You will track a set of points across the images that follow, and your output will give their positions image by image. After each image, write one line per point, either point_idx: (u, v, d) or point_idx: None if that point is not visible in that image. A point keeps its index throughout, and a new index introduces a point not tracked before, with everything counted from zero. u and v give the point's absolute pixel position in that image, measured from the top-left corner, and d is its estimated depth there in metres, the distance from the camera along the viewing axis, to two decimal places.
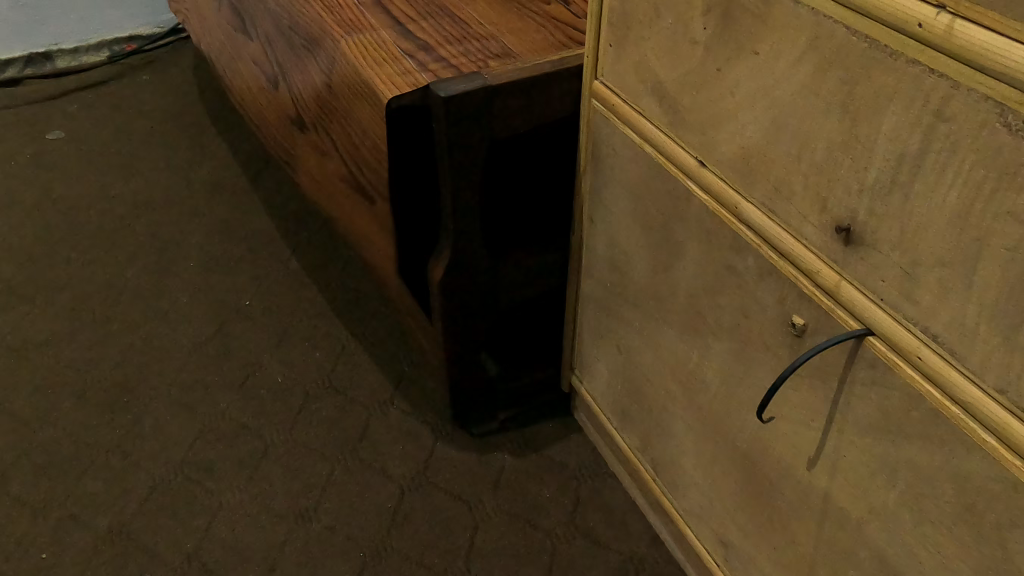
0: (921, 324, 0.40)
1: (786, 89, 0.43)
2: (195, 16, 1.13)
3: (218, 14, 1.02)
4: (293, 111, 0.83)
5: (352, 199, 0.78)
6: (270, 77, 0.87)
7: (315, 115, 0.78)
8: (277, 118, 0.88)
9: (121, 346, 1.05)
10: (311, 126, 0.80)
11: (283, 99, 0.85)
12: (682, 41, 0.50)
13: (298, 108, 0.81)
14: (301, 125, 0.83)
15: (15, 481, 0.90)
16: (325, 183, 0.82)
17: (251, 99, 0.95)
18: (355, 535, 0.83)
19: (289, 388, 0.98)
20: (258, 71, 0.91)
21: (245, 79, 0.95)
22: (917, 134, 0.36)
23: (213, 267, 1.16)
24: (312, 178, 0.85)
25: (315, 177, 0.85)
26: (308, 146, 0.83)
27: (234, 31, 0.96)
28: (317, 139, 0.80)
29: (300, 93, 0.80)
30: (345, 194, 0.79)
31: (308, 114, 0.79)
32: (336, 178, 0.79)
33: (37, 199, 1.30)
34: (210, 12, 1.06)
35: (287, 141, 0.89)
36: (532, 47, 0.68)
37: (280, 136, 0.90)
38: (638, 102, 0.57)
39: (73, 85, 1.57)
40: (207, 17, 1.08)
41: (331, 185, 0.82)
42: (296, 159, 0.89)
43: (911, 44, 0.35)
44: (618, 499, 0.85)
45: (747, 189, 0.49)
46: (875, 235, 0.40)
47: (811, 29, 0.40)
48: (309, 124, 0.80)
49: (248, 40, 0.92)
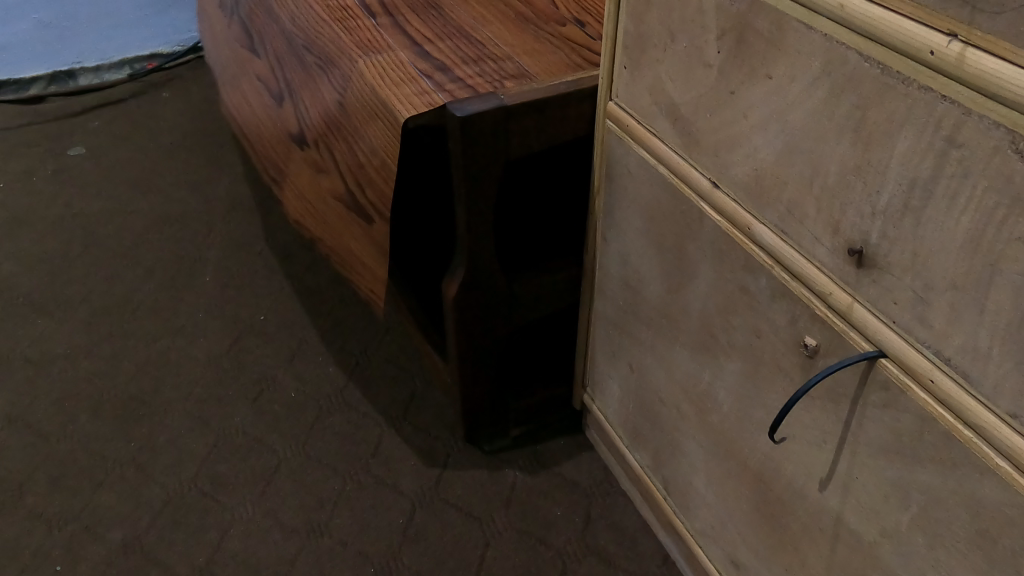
0: (934, 346, 0.40)
1: (799, 113, 0.43)
2: (206, 33, 1.15)
3: (230, 34, 1.03)
4: (298, 131, 0.84)
5: (344, 220, 0.79)
6: (276, 95, 0.88)
7: (322, 135, 0.79)
8: (278, 137, 0.89)
9: (138, 360, 1.06)
10: (314, 145, 0.82)
11: (289, 119, 0.86)
12: (696, 64, 0.50)
13: (304, 128, 0.83)
14: (304, 145, 0.84)
15: (31, 493, 0.91)
16: (318, 203, 0.83)
17: (250, 115, 0.96)
18: (366, 550, 0.83)
19: (302, 403, 0.99)
20: (263, 91, 0.92)
21: (249, 99, 0.96)
22: (929, 159, 0.36)
23: (230, 282, 1.17)
24: (304, 198, 0.86)
25: (307, 198, 0.85)
26: (307, 165, 0.84)
27: (245, 48, 0.97)
28: (319, 158, 0.81)
29: (308, 112, 0.81)
30: (338, 213, 0.79)
31: (313, 133, 0.80)
32: (332, 198, 0.80)
33: (58, 214, 1.32)
34: (220, 29, 1.07)
35: (281, 160, 0.90)
36: (548, 68, 0.69)
37: (275, 155, 0.91)
38: (652, 123, 0.57)
39: (95, 101, 1.60)
40: (217, 35, 1.08)
41: (323, 206, 0.82)
42: (289, 181, 0.89)
43: (923, 70, 0.35)
44: (629, 518, 0.85)
45: (760, 210, 0.49)
46: (887, 258, 0.41)
47: (824, 55, 0.40)
48: (314, 143, 0.81)
49: (257, 60, 0.94)
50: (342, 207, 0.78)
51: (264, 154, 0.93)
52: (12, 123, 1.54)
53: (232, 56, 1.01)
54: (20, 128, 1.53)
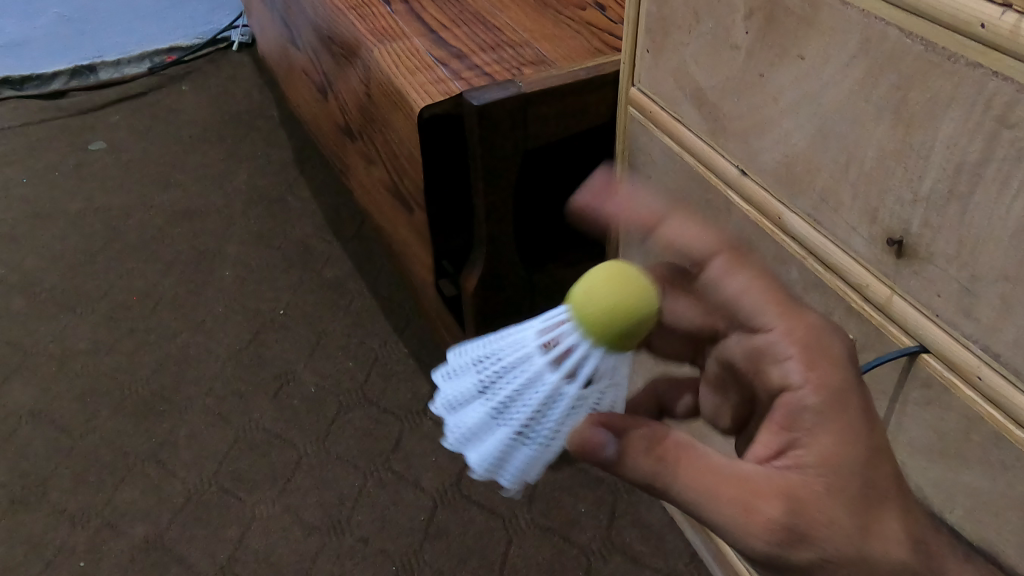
0: (981, 342, 0.38)
1: (832, 95, 0.40)
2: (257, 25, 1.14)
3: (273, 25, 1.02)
4: (343, 121, 0.83)
5: (395, 209, 0.78)
6: (319, 85, 0.87)
7: (360, 125, 0.77)
8: (330, 126, 0.89)
9: (158, 354, 1.06)
10: (356, 136, 0.80)
11: (333, 109, 0.85)
12: (722, 46, 0.48)
13: (346, 118, 0.81)
14: (350, 135, 0.83)
15: (54, 489, 0.91)
16: (375, 192, 0.82)
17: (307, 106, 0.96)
18: (387, 547, 0.82)
19: (323, 397, 0.98)
20: (308, 80, 0.91)
21: (301, 85, 0.96)
22: (978, 141, 0.34)
23: (250, 276, 1.17)
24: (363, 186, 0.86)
25: (366, 187, 0.84)
26: (357, 155, 0.83)
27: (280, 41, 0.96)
28: (363, 148, 0.79)
29: (344, 101, 0.80)
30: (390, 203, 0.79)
31: (353, 123, 0.79)
32: (382, 188, 0.79)
33: (79, 209, 1.32)
34: (264, 19, 1.06)
35: (338, 148, 0.89)
36: (567, 53, 0.67)
37: (334, 143, 0.91)
38: (676, 109, 0.55)
39: (114, 95, 1.60)
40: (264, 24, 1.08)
41: (378, 195, 0.82)
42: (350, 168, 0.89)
43: (973, 46, 0.32)
44: (654, 515, 0.84)
45: (791, 199, 0.47)
46: (930, 247, 0.38)
47: (862, 31, 0.37)
48: (355, 132, 0.80)
49: (296, 50, 0.93)
50: (392, 197, 0.77)
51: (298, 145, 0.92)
52: (34, 117, 1.55)
53: (277, 49, 1.01)
54: (42, 123, 1.53)
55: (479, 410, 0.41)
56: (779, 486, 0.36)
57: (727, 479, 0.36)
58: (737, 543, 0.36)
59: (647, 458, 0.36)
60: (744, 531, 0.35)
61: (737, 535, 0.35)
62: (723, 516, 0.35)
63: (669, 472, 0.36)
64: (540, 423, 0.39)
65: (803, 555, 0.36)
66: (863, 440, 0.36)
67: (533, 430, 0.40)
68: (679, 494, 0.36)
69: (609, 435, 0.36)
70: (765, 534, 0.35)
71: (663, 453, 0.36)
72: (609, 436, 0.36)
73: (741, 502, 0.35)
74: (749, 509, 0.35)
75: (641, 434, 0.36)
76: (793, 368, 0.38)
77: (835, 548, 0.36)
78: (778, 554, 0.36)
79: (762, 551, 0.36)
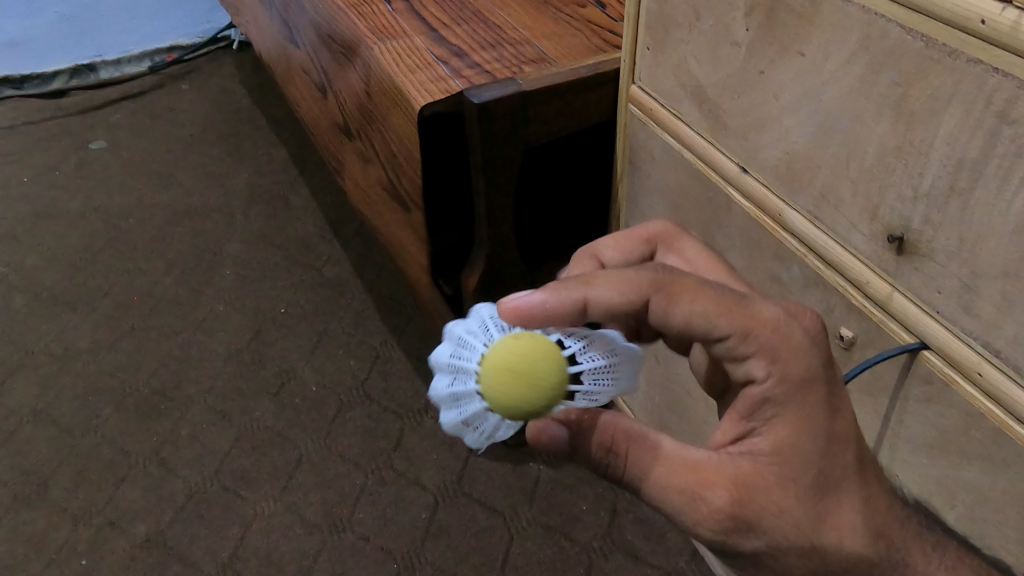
0: (982, 338, 0.38)
1: (833, 92, 0.40)
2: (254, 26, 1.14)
3: (270, 24, 1.02)
4: (340, 119, 0.83)
5: (391, 207, 0.78)
6: (317, 84, 0.87)
7: (358, 124, 0.77)
8: (327, 125, 0.89)
9: (159, 353, 1.06)
10: (354, 134, 0.80)
11: (331, 108, 0.85)
12: (722, 43, 0.48)
13: (344, 116, 0.81)
14: (347, 133, 0.82)
15: (56, 488, 0.91)
16: (371, 190, 0.82)
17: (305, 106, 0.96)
18: (388, 545, 0.82)
19: (324, 396, 0.98)
20: (306, 79, 0.91)
21: (299, 85, 0.95)
22: (978, 138, 0.34)
23: (251, 275, 1.17)
24: (357, 185, 0.85)
25: (361, 185, 0.84)
26: (353, 154, 0.83)
27: (281, 39, 0.96)
28: (360, 146, 0.79)
29: (343, 100, 0.80)
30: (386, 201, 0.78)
31: (351, 121, 0.79)
32: (379, 186, 0.79)
33: (80, 208, 1.32)
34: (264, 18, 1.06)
35: (335, 148, 0.89)
36: (568, 51, 0.67)
37: (331, 142, 0.91)
38: (677, 106, 0.55)
39: (115, 95, 1.59)
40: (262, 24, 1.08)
41: (374, 194, 0.82)
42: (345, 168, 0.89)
43: (973, 42, 0.32)
44: (656, 512, 0.84)
45: (792, 196, 0.47)
46: (931, 244, 0.38)
47: (862, 28, 0.37)
48: (353, 131, 0.80)
49: (295, 49, 0.93)
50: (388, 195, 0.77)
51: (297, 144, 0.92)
52: (34, 116, 1.55)
53: (275, 49, 1.00)
54: (43, 122, 1.53)
55: (445, 383, 0.41)
56: (725, 476, 0.37)
57: (671, 472, 0.38)
58: (687, 527, 0.38)
59: (595, 450, 0.39)
60: (689, 519, 0.38)
61: (683, 521, 0.38)
62: (669, 504, 0.38)
63: (619, 462, 0.39)
64: (483, 420, 0.40)
65: (754, 538, 0.38)
66: (814, 436, 0.37)
67: (477, 423, 0.41)
68: (631, 479, 0.39)
69: (562, 424, 0.39)
70: (708, 523, 0.38)
71: (610, 446, 0.39)
72: (561, 424, 0.39)
73: (686, 492, 0.38)
74: (693, 502, 0.38)
75: (591, 428, 0.39)
76: (755, 365, 0.37)
77: (787, 532, 0.37)
78: (727, 537, 0.38)
79: (711, 535, 0.38)
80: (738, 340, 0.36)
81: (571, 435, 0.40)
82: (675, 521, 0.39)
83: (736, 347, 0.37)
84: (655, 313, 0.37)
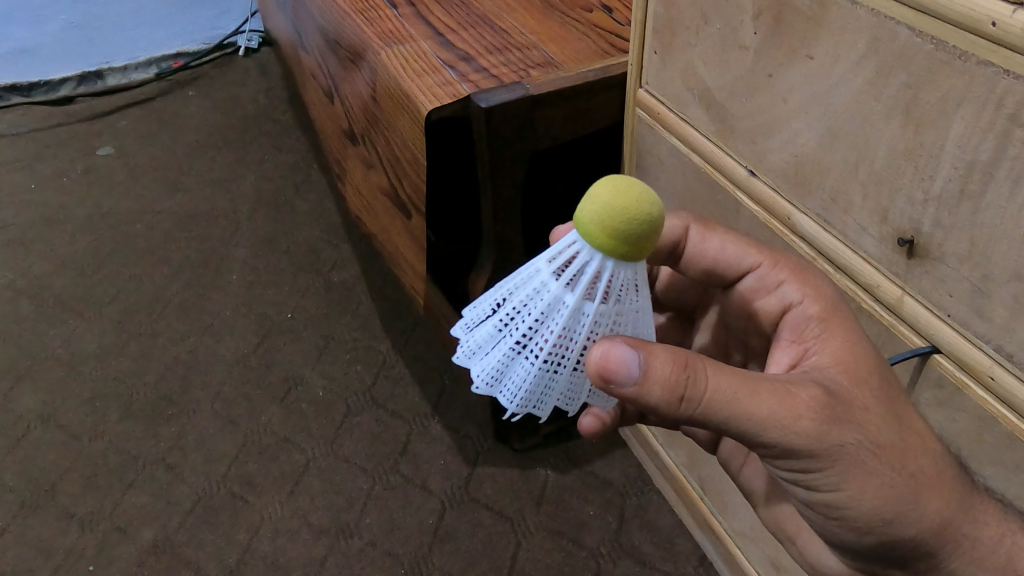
0: (994, 343, 0.38)
1: (842, 95, 0.40)
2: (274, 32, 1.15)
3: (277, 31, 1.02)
4: (347, 125, 0.83)
5: (392, 214, 0.78)
6: (326, 87, 0.87)
7: (364, 129, 0.77)
8: (334, 132, 0.89)
9: (167, 358, 1.06)
10: (359, 140, 0.80)
11: (338, 114, 0.85)
12: (731, 47, 0.48)
13: (350, 121, 0.81)
14: (353, 139, 0.82)
15: (64, 494, 0.91)
16: (371, 199, 0.82)
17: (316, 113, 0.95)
18: (396, 551, 0.82)
19: (330, 401, 0.98)
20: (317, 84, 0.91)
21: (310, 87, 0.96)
22: (989, 140, 0.33)
23: (258, 280, 1.17)
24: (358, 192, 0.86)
25: (362, 193, 0.84)
26: (356, 159, 0.83)
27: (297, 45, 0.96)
28: (364, 152, 0.79)
29: (351, 105, 0.80)
30: (386, 210, 0.79)
31: (357, 127, 0.79)
32: (381, 193, 0.79)
33: (88, 214, 1.33)
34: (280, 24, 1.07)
35: (340, 155, 0.89)
36: (575, 55, 0.67)
37: (336, 148, 0.90)
38: (684, 110, 0.55)
39: (122, 101, 1.60)
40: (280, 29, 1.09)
41: (373, 202, 0.82)
42: (348, 175, 0.88)
43: (984, 43, 0.32)
44: (663, 517, 0.84)
45: (800, 199, 0.47)
46: (941, 247, 0.38)
47: (871, 31, 0.37)
48: (358, 137, 0.80)
49: (306, 54, 0.92)
50: (389, 204, 0.77)
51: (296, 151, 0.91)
52: (42, 123, 1.55)
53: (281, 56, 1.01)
54: (50, 129, 1.54)
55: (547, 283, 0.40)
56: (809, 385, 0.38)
57: (752, 390, 0.37)
58: (781, 437, 0.37)
59: (671, 390, 0.36)
60: (786, 433, 0.36)
61: (779, 437, 0.37)
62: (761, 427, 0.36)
63: (697, 377, 0.36)
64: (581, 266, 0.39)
65: (848, 441, 0.37)
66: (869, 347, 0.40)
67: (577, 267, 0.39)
68: (712, 392, 0.36)
69: (637, 363, 0.36)
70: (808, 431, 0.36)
71: (687, 387, 0.36)
72: (636, 363, 0.36)
73: (780, 393, 0.37)
74: (786, 415, 0.36)
75: (664, 365, 0.36)
76: (790, 290, 0.44)
77: (874, 430, 0.38)
78: (825, 446, 0.37)
79: (807, 445, 0.37)
80: (769, 268, 0.45)
81: (644, 356, 0.36)
82: (766, 444, 0.37)
83: (766, 273, 0.45)
84: (692, 243, 0.48)
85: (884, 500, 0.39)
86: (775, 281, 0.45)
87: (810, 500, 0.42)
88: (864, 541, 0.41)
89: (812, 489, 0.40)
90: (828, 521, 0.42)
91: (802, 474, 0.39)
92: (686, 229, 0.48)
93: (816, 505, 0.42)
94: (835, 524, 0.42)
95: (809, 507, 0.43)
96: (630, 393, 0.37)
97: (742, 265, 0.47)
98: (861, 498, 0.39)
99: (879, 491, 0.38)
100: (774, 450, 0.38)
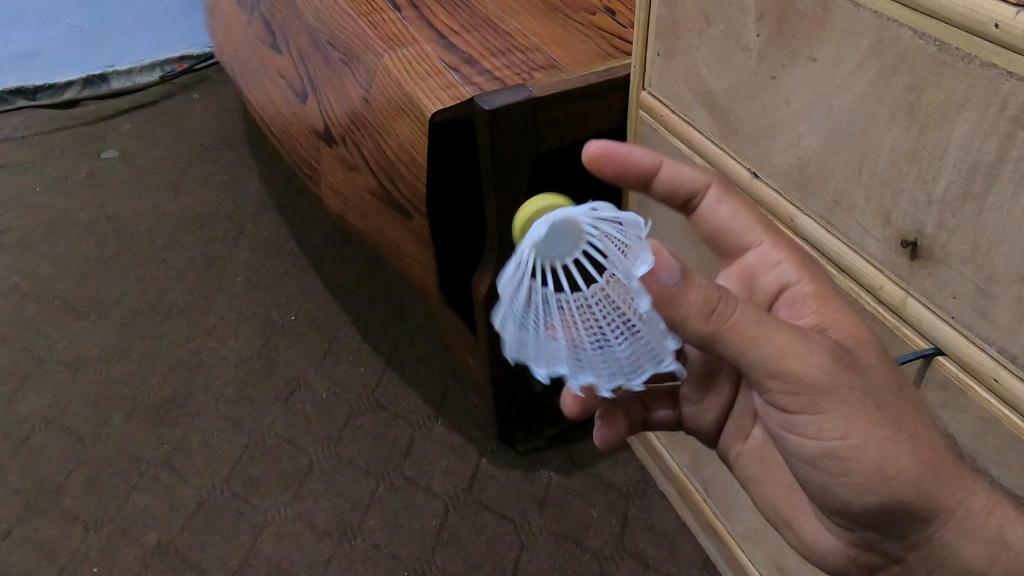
0: (998, 344, 0.38)
1: (845, 98, 0.40)
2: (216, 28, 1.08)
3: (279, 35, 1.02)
4: (321, 127, 0.82)
5: (384, 213, 0.77)
6: (298, 93, 0.86)
7: (346, 131, 0.77)
8: (302, 133, 0.87)
9: (171, 361, 1.06)
10: (340, 142, 0.79)
11: (311, 115, 0.83)
12: (734, 49, 0.48)
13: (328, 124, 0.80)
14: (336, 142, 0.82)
15: (68, 496, 0.92)
16: (351, 199, 0.81)
17: (271, 111, 0.93)
18: (398, 553, 0.82)
19: (334, 403, 0.98)
20: (285, 85, 0.89)
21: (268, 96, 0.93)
22: (993, 142, 0.33)
23: (261, 283, 1.17)
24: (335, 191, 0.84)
25: (341, 194, 0.83)
26: (334, 160, 0.82)
27: (262, 43, 0.95)
28: (346, 153, 0.79)
29: (331, 108, 0.79)
30: (374, 208, 0.78)
31: (337, 129, 0.78)
32: (365, 193, 0.78)
33: (92, 217, 1.33)
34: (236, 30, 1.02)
35: (308, 157, 0.88)
36: (578, 57, 0.67)
37: (303, 151, 0.89)
38: (687, 112, 0.55)
39: (126, 104, 1.61)
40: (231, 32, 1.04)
41: (356, 197, 0.80)
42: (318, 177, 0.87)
43: (987, 45, 0.32)
44: (667, 519, 0.83)
45: (803, 201, 0.47)
46: (945, 249, 0.38)
47: (875, 33, 0.37)
48: (337, 138, 0.79)
49: (276, 54, 0.91)
50: (378, 202, 0.77)
51: (291, 155, 0.91)
52: (47, 126, 1.56)
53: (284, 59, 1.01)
54: (55, 132, 1.54)
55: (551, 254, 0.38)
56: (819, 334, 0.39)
57: (770, 320, 0.36)
58: (797, 364, 0.36)
59: (707, 305, 0.34)
60: (801, 364, 0.36)
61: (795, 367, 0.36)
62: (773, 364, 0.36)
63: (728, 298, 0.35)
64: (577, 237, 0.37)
65: (854, 386, 0.37)
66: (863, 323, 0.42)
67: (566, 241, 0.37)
68: (739, 314, 0.35)
69: (679, 276, 0.33)
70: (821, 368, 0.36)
71: (719, 306, 0.34)
72: (678, 276, 0.33)
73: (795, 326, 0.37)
74: (799, 347, 0.36)
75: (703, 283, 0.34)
76: (788, 270, 0.44)
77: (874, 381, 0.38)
78: (837, 384, 0.37)
79: (822, 380, 0.37)
80: (770, 245, 0.45)
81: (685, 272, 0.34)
82: (780, 374, 0.36)
83: (768, 251, 0.45)
84: (708, 202, 0.45)
85: (888, 452, 0.38)
86: (775, 258, 0.44)
87: (808, 458, 0.40)
88: (861, 499, 0.40)
89: (816, 442, 0.39)
90: (827, 478, 0.40)
91: (809, 422, 0.38)
92: (707, 186, 0.44)
93: (813, 461, 0.40)
94: (834, 482, 0.40)
95: (805, 467, 0.41)
96: (661, 304, 0.34)
97: (745, 240, 0.45)
98: (865, 451, 0.38)
99: (884, 443, 0.38)
100: (785, 384, 0.37)
